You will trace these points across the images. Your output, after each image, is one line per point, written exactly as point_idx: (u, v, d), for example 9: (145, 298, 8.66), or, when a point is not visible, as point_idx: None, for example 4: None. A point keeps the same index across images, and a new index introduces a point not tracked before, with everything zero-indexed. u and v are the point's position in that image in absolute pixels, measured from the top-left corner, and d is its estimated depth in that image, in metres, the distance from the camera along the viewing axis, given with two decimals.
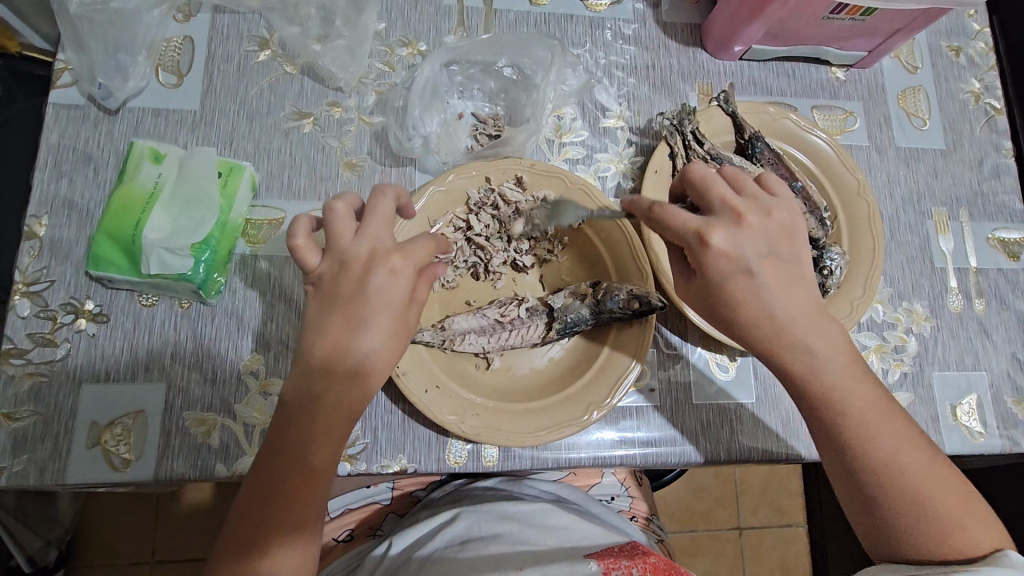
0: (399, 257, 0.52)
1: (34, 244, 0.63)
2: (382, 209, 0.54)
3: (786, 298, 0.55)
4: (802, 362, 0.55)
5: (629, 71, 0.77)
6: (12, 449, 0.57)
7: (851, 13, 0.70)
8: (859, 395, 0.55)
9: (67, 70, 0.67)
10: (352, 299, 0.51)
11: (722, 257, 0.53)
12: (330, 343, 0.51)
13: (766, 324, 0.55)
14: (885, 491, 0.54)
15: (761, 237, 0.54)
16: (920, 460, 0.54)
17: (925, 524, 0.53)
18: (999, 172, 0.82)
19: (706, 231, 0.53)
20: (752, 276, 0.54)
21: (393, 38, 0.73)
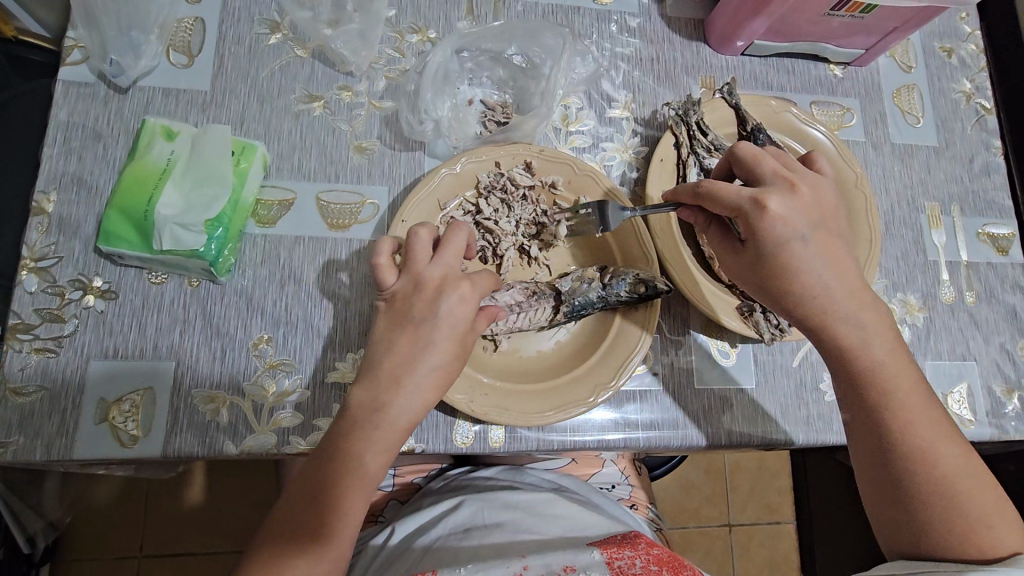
0: (466, 285, 0.57)
1: (42, 220, 0.63)
2: (454, 239, 0.58)
3: (838, 278, 0.58)
4: (850, 335, 0.57)
5: (634, 63, 0.78)
6: (19, 424, 0.57)
7: (851, 10, 0.72)
8: (907, 382, 0.57)
9: (77, 48, 0.67)
10: (422, 321, 0.56)
11: (779, 221, 0.56)
12: (399, 359, 0.55)
13: (818, 299, 0.57)
14: (917, 483, 0.55)
15: (813, 210, 0.57)
16: (954, 458, 0.56)
17: (951, 520, 0.54)
18: (990, 169, 0.84)
19: (763, 197, 0.55)
20: (803, 248, 0.56)
21: (404, 24, 0.74)
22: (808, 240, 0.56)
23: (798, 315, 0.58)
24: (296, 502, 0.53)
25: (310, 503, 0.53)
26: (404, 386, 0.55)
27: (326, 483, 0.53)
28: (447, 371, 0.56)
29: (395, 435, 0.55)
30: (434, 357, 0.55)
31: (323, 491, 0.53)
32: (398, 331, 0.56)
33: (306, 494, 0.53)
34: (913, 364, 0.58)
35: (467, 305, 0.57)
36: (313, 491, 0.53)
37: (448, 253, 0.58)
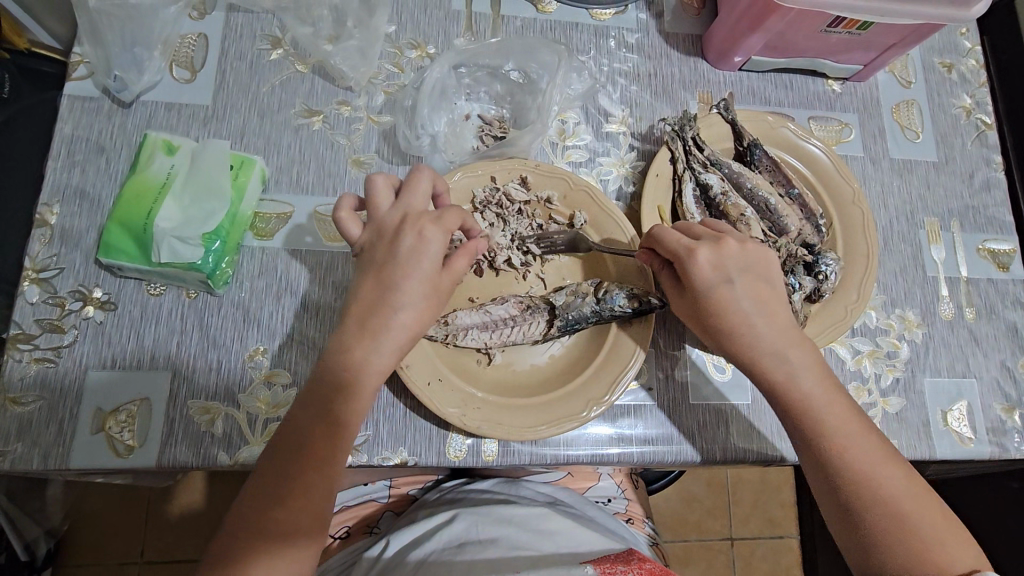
0: (427, 222, 0.55)
1: (45, 231, 0.64)
2: (416, 180, 0.58)
3: (765, 318, 0.60)
4: (781, 372, 0.59)
5: (631, 78, 0.79)
6: (17, 433, 0.58)
7: (848, 27, 0.72)
8: (836, 407, 0.58)
9: (83, 64, 0.69)
10: (384, 263, 0.55)
11: (708, 269, 0.59)
12: (367, 303, 0.54)
13: (749, 339, 0.59)
14: (863, 505, 0.55)
15: (743, 259, 0.60)
16: (893, 474, 0.56)
17: (907, 542, 0.53)
18: (990, 185, 0.84)
19: (696, 247, 0.59)
20: (731, 292, 0.59)
21: (403, 40, 0.75)
22: (735, 286, 0.59)
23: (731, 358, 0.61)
24: (255, 506, 0.50)
25: (272, 504, 0.50)
26: (374, 331, 0.54)
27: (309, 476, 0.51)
28: (420, 319, 0.55)
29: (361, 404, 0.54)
30: (402, 301, 0.54)
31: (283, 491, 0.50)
32: (366, 275, 0.56)
33: (269, 491, 0.50)
34: (843, 393, 0.59)
35: (436, 241, 0.55)
36: (280, 489, 0.50)
37: (408, 194, 0.57)
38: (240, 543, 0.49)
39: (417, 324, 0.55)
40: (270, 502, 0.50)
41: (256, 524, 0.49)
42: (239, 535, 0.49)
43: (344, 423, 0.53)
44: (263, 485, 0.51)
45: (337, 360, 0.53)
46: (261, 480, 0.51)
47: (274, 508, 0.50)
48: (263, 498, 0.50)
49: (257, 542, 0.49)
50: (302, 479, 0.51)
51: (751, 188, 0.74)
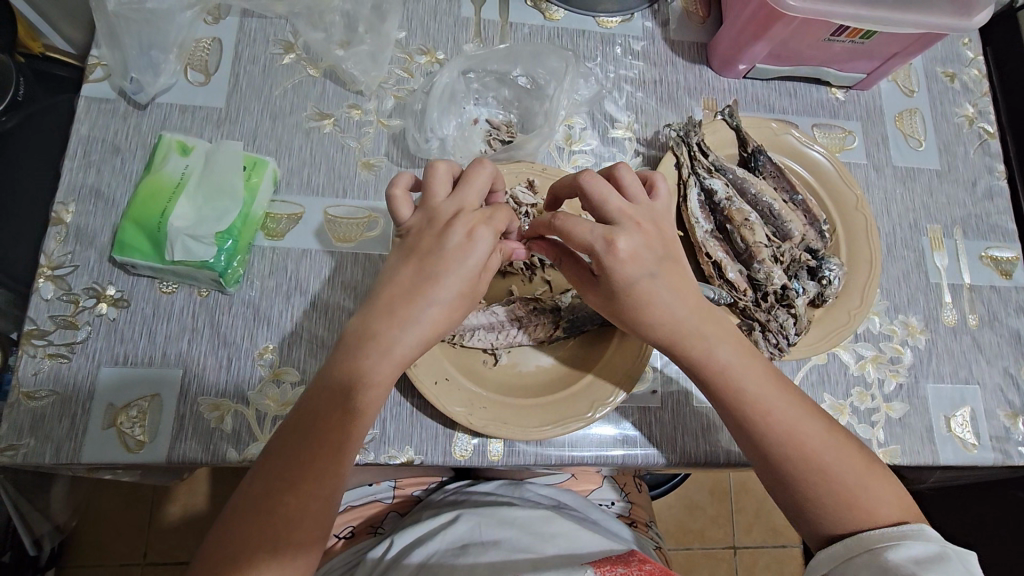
0: (481, 221, 0.56)
1: (60, 230, 0.65)
2: (476, 173, 0.58)
3: (681, 299, 0.59)
4: (700, 348, 0.59)
5: (637, 85, 0.80)
6: (30, 428, 0.59)
7: (851, 36, 0.73)
8: (754, 373, 0.59)
9: (100, 66, 0.70)
10: (430, 254, 0.55)
11: (628, 259, 0.56)
12: (404, 292, 0.55)
13: (665, 320, 0.58)
14: (791, 465, 0.57)
15: (654, 245, 0.58)
16: (822, 430, 0.58)
17: (833, 493, 0.56)
18: (993, 193, 0.85)
19: (613, 236, 0.56)
20: (647, 281, 0.57)
21: (413, 46, 0.76)
22: (654, 277, 0.57)
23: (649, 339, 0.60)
24: (255, 501, 0.50)
25: (273, 500, 0.50)
26: (407, 322, 0.54)
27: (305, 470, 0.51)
28: (451, 317, 0.56)
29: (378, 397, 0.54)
30: (440, 297, 0.54)
31: (282, 487, 0.50)
32: (408, 261, 0.56)
33: (270, 486, 0.50)
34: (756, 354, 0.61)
35: (485, 241, 0.56)
36: (279, 484, 0.50)
37: (465, 188, 0.58)
38: (246, 541, 0.49)
39: (447, 321, 0.56)
40: (274, 498, 0.50)
41: (257, 519, 0.49)
42: (239, 529, 0.49)
43: (354, 419, 0.53)
44: (264, 479, 0.51)
45: (361, 350, 0.53)
46: (261, 473, 0.51)
47: (276, 503, 0.50)
48: (265, 495, 0.50)
49: (261, 538, 0.49)
50: (304, 475, 0.51)
51: (756, 194, 0.75)
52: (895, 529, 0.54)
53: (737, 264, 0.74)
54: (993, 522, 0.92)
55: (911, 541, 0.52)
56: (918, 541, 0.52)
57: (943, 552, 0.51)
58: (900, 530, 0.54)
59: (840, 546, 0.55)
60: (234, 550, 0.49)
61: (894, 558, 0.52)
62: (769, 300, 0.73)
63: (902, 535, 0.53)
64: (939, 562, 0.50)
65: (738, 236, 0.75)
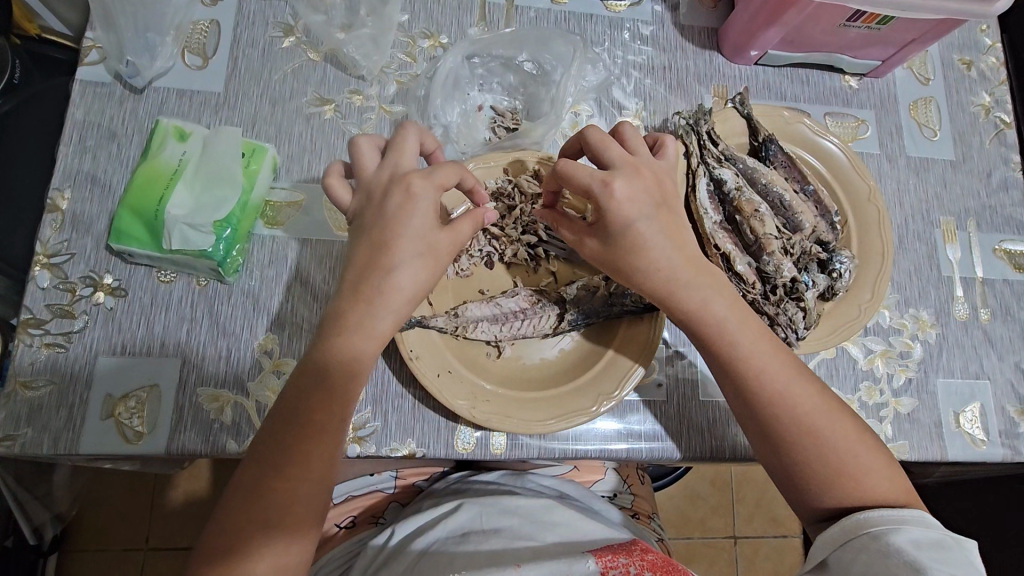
0: (416, 178, 0.54)
1: (56, 217, 0.64)
2: (402, 140, 0.56)
3: (674, 247, 0.58)
4: (695, 298, 0.59)
5: (645, 71, 0.78)
6: (26, 417, 0.58)
7: (868, 21, 0.71)
8: (751, 334, 0.59)
9: (95, 48, 0.68)
10: (374, 224, 0.54)
11: (624, 202, 0.56)
12: (365, 266, 0.54)
13: (663, 272, 0.58)
14: (784, 431, 0.57)
15: (651, 190, 0.58)
16: (815, 396, 0.58)
17: (823, 460, 0.56)
18: (1008, 184, 0.83)
19: (610, 178, 0.55)
20: (646, 227, 0.57)
21: (416, 30, 0.74)
22: (649, 220, 0.57)
23: (649, 294, 0.59)
24: (248, 486, 0.50)
25: (266, 486, 0.49)
26: (368, 292, 0.53)
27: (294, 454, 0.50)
28: (420, 279, 0.54)
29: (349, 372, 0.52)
30: (398, 262, 0.53)
31: (269, 474, 0.50)
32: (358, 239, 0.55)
33: (258, 475, 0.50)
34: (750, 313, 0.61)
35: (427, 197, 0.54)
36: (268, 467, 0.50)
37: (394, 154, 0.56)
38: (241, 526, 0.48)
39: (418, 284, 0.54)
40: (263, 486, 0.49)
41: (250, 510, 0.49)
42: (234, 516, 0.49)
43: (339, 398, 0.52)
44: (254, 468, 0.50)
45: (338, 330, 0.52)
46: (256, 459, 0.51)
47: (266, 489, 0.49)
48: (256, 484, 0.49)
49: (255, 521, 0.49)
50: (291, 459, 0.50)
51: (766, 184, 0.74)
52: (895, 513, 0.53)
53: (746, 256, 0.73)
54: (995, 517, 0.92)
55: (910, 525, 0.51)
56: (918, 526, 0.51)
57: (941, 539, 0.50)
58: (898, 515, 0.53)
59: (838, 530, 0.54)
60: (228, 533, 0.48)
61: (893, 541, 0.50)
62: (778, 293, 0.72)
63: (902, 520, 0.52)
64: (940, 547, 0.49)
65: (747, 228, 0.74)
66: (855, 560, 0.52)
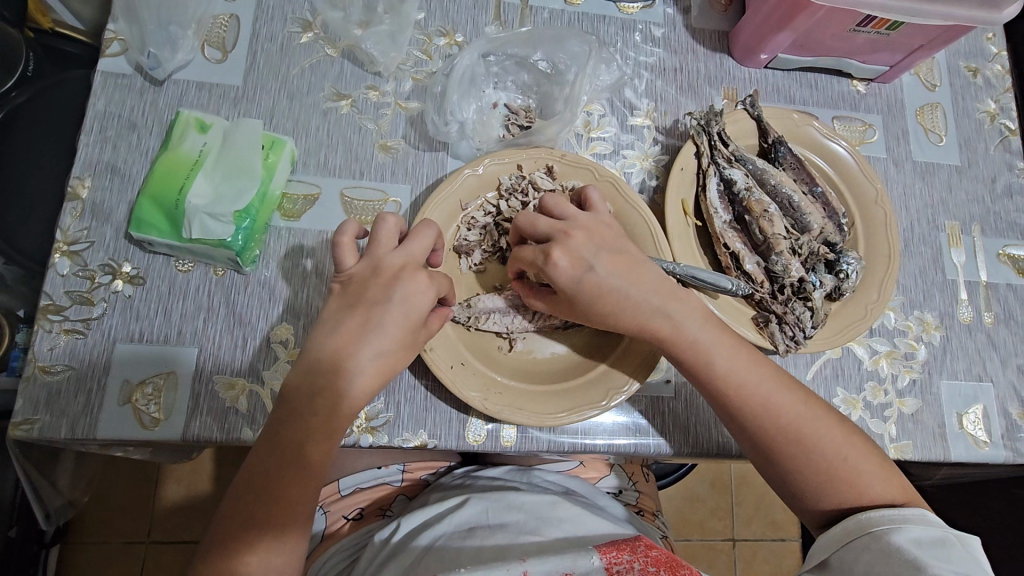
0: (423, 277, 0.57)
1: (77, 205, 0.65)
2: (423, 231, 0.59)
3: (633, 281, 0.60)
4: (667, 325, 0.60)
5: (657, 72, 0.79)
6: (45, 402, 0.59)
7: (877, 27, 0.72)
8: (725, 348, 0.61)
9: (117, 40, 0.69)
10: (375, 304, 0.56)
11: (565, 265, 0.59)
12: (345, 340, 0.55)
13: (629, 308, 0.60)
14: (772, 441, 0.59)
15: (589, 244, 0.61)
16: (798, 404, 0.59)
17: (815, 466, 0.58)
18: (1012, 191, 0.84)
19: (548, 251, 0.60)
20: (595, 279, 0.60)
21: (432, 28, 0.76)
22: (597, 271, 0.60)
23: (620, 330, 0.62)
24: (251, 488, 0.53)
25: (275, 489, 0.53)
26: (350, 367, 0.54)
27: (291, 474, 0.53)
28: (399, 363, 0.56)
29: (340, 420, 0.55)
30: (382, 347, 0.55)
31: (271, 490, 0.53)
32: (349, 312, 0.56)
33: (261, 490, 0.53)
34: (725, 330, 0.62)
35: (426, 298, 0.57)
36: (274, 474, 0.53)
37: (411, 244, 0.58)
38: (246, 532, 0.51)
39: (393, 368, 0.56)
40: (263, 497, 0.52)
41: (247, 520, 0.52)
42: (232, 525, 0.52)
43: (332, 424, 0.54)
44: (254, 481, 0.53)
45: (332, 378, 0.55)
46: (255, 472, 0.53)
47: (267, 501, 0.52)
48: (255, 497, 0.52)
49: (256, 527, 0.52)
50: (290, 477, 0.53)
51: (776, 184, 0.74)
52: (897, 512, 0.53)
53: (755, 256, 0.73)
54: (994, 521, 0.93)
55: (913, 524, 0.52)
56: (920, 525, 0.52)
57: (944, 537, 0.51)
58: (902, 513, 0.53)
59: (840, 529, 0.55)
60: (238, 532, 0.52)
61: (895, 540, 0.51)
62: (786, 293, 0.72)
63: (904, 519, 0.53)
64: (941, 545, 0.50)
65: (756, 228, 0.73)
66: (858, 559, 0.53)
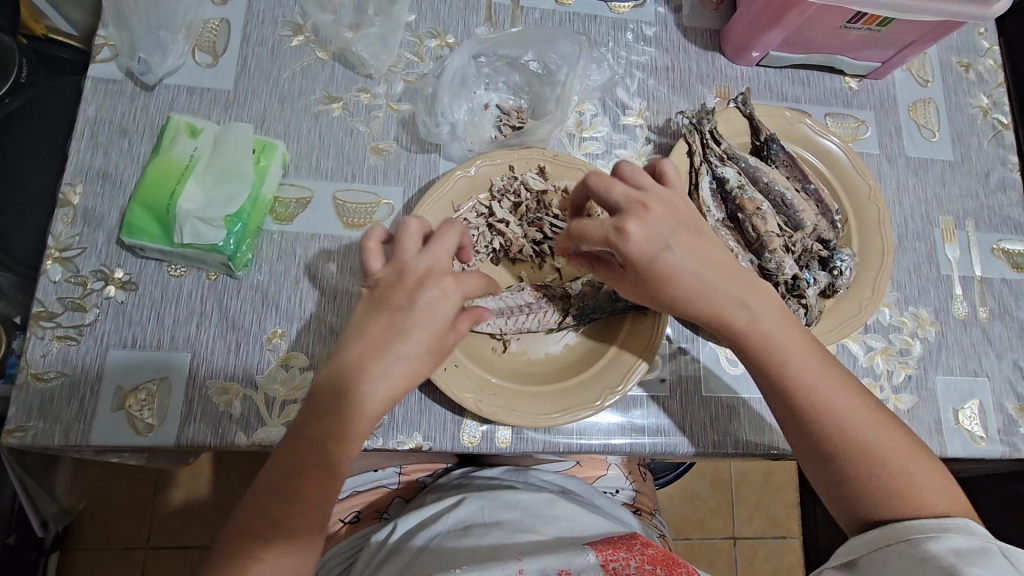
0: (450, 280, 0.56)
1: (68, 211, 0.65)
2: (447, 233, 0.58)
3: (714, 265, 0.59)
4: (742, 315, 0.58)
5: (649, 71, 0.79)
6: (38, 409, 0.59)
7: (868, 23, 0.72)
8: (799, 349, 0.58)
9: (107, 46, 0.69)
10: (399, 309, 0.55)
11: (642, 245, 0.56)
12: (372, 343, 0.54)
13: (705, 294, 0.58)
14: (837, 448, 0.56)
15: (671, 220, 0.57)
16: (868, 413, 0.57)
17: (879, 478, 0.55)
18: (1005, 185, 0.84)
19: (622, 224, 0.56)
20: (671, 261, 0.57)
21: (423, 30, 0.76)
22: (674, 253, 0.57)
23: (689, 315, 0.60)
24: (276, 481, 0.52)
25: (296, 485, 0.52)
26: (375, 370, 0.53)
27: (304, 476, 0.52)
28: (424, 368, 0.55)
29: (366, 422, 0.54)
30: (406, 351, 0.54)
31: (286, 489, 0.52)
32: (377, 316, 0.56)
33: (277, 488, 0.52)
34: (801, 330, 0.60)
35: (453, 301, 0.56)
36: (297, 469, 0.52)
37: (435, 247, 0.57)
38: (257, 530, 0.51)
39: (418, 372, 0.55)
40: (278, 497, 0.52)
41: (260, 521, 0.51)
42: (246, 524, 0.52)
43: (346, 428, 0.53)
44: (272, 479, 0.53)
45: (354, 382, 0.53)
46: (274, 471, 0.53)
47: (282, 499, 0.52)
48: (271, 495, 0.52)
49: (268, 527, 0.51)
50: (305, 479, 0.52)
51: (768, 183, 0.75)
52: (938, 521, 0.52)
53: (747, 254, 0.74)
54: (992, 516, 0.93)
55: (954, 533, 0.51)
56: (960, 535, 0.51)
57: (985, 548, 0.49)
58: (943, 523, 0.52)
59: (877, 532, 0.53)
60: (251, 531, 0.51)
61: (933, 550, 0.50)
62: (780, 290, 0.72)
63: (945, 528, 0.51)
64: (981, 554, 0.49)
65: (749, 225, 0.73)
66: (888, 563, 0.52)
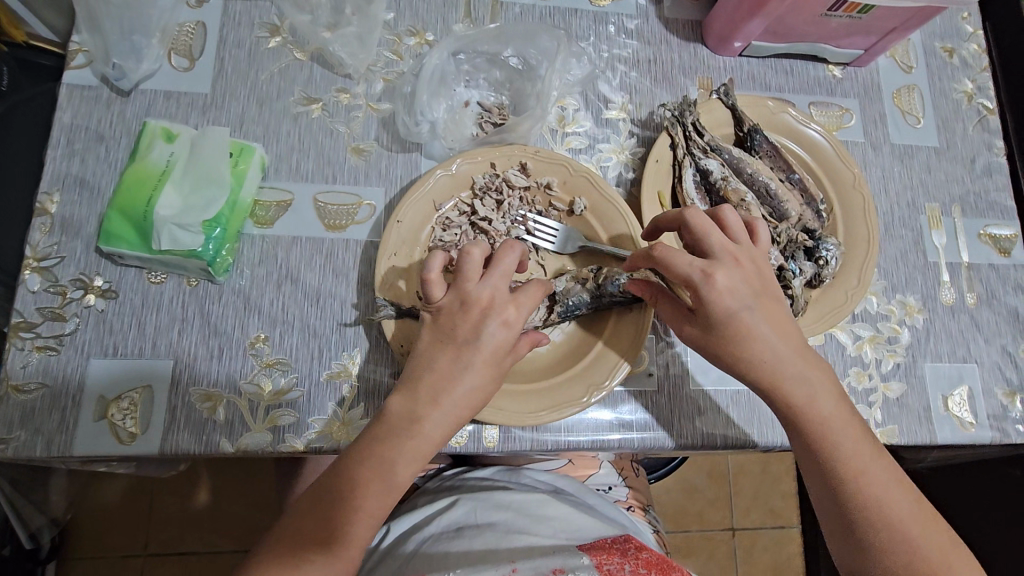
0: (512, 310, 0.56)
1: (45, 220, 0.64)
2: (505, 255, 0.58)
3: (780, 341, 0.58)
4: (800, 391, 0.58)
5: (631, 64, 0.79)
6: (20, 421, 0.58)
7: (849, 10, 0.72)
8: (854, 431, 0.58)
9: (81, 52, 0.69)
10: (466, 343, 0.55)
11: (725, 294, 0.56)
12: (438, 375, 0.55)
13: (767, 367, 0.57)
14: (875, 529, 0.56)
15: (751, 282, 0.58)
16: (910, 500, 0.57)
17: (912, 565, 0.55)
18: (991, 170, 0.84)
19: (711, 270, 0.56)
20: (749, 318, 0.57)
21: (401, 27, 0.75)
22: (752, 311, 0.57)
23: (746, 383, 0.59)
24: (325, 496, 0.53)
25: (357, 491, 0.52)
26: (442, 402, 0.54)
27: (341, 490, 0.52)
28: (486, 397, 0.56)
29: (431, 446, 0.54)
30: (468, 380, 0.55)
31: (326, 502, 0.52)
32: (442, 346, 0.56)
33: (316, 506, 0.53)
34: (856, 411, 0.60)
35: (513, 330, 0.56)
36: (345, 484, 0.52)
37: (498, 272, 0.57)
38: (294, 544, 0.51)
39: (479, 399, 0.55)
40: (321, 513, 0.52)
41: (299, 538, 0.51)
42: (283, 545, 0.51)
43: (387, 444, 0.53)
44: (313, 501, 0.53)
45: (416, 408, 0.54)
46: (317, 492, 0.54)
47: (322, 513, 0.52)
48: (312, 511, 0.52)
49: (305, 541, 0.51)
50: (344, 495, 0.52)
51: (752, 173, 0.74)
52: None
53: None
54: (985, 500, 0.93)
55: None
56: None
57: None
58: None
59: None
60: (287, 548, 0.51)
61: None
62: None
63: None
64: None
65: None
66: None
